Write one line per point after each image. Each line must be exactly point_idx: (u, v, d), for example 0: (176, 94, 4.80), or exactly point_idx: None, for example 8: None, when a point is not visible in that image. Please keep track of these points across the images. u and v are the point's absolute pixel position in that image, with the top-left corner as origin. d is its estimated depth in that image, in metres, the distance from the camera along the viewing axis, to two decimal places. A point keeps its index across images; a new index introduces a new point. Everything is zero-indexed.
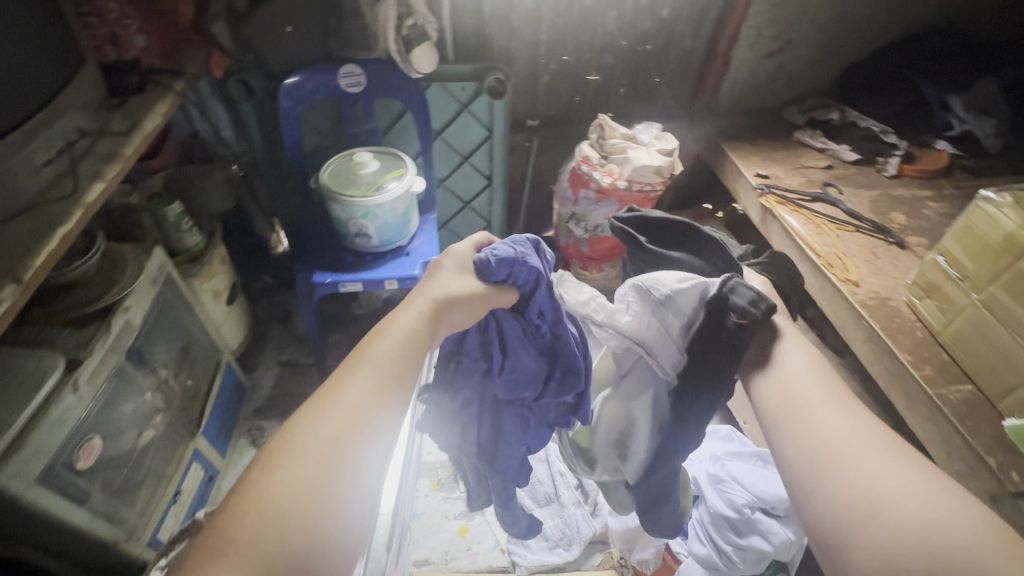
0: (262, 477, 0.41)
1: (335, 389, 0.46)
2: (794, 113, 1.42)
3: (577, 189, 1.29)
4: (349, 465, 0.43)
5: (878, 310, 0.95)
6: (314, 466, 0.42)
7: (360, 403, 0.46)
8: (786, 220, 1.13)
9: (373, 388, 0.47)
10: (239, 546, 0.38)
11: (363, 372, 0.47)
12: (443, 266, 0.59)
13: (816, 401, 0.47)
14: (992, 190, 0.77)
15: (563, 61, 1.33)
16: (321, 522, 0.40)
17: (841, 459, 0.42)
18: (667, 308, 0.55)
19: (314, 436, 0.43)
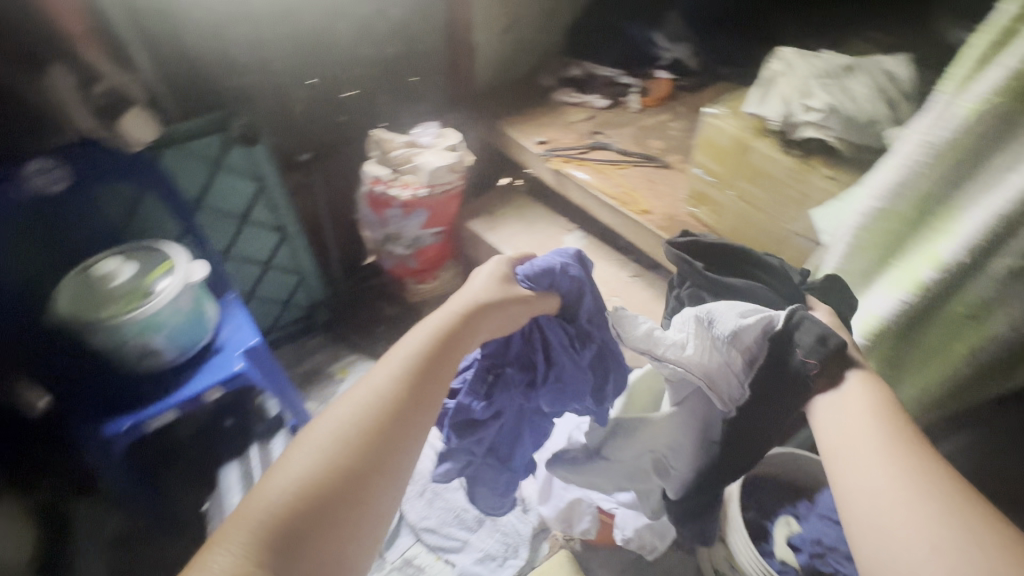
0: (304, 441, 0.51)
1: (373, 376, 0.56)
2: (545, 75, 1.53)
3: (381, 210, 1.23)
4: (381, 431, 0.51)
5: (671, 226, 1.10)
6: (354, 422, 0.51)
7: (394, 382, 0.55)
8: (575, 176, 1.22)
9: (406, 370, 0.56)
10: (283, 489, 0.46)
11: (399, 357, 0.57)
12: (483, 271, 0.72)
13: (861, 443, 0.52)
14: (712, 106, 0.94)
15: (310, 85, 1.22)
16: (354, 467, 0.49)
17: (890, 505, 0.47)
18: (730, 344, 0.62)
19: (357, 400, 0.53)
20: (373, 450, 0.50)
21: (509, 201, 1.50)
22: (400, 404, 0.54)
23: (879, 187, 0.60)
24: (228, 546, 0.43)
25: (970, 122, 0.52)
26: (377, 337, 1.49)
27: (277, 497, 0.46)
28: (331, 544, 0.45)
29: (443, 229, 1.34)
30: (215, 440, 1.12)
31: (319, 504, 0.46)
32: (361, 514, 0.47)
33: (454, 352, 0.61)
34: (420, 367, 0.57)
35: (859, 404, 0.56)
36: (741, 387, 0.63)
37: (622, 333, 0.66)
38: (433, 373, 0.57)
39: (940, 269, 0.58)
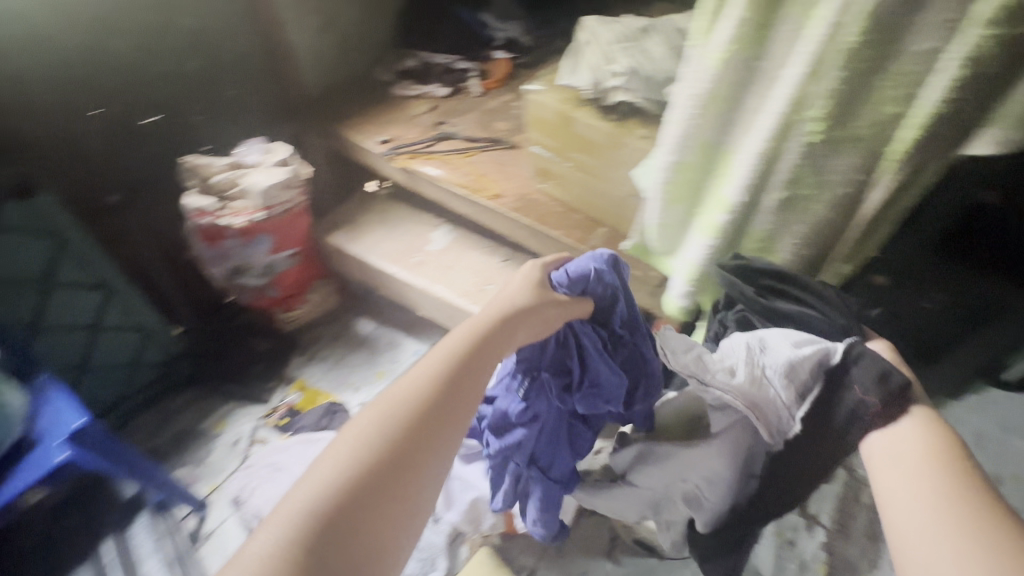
0: (346, 433, 0.49)
1: (412, 371, 0.55)
2: (382, 71, 1.46)
3: (217, 242, 1.11)
4: (423, 425, 0.50)
5: (524, 206, 1.09)
6: (396, 415, 0.50)
7: (433, 380, 0.54)
8: (424, 171, 1.18)
9: (446, 368, 0.55)
10: (329, 479, 0.45)
11: (438, 356, 0.56)
12: (526, 271, 0.72)
13: (917, 488, 0.45)
14: (532, 83, 0.94)
15: (94, 115, 1.04)
16: (392, 462, 0.47)
17: (935, 539, 0.42)
18: (785, 373, 0.56)
19: (399, 395, 0.52)
20: (411, 447, 0.49)
21: (370, 208, 1.43)
22: (442, 404, 0.52)
23: (670, 143, 0.61)
24: (272, 526, 0.42)
25: (718, 73, 0.52)
26: (254, 378, 1.37)
27: (314, 491, 0.44)
28: (372, 535, 0.44)
29: (298, 250, 1.24)
30: (81, 534, 1.04)
31: (360, 496, 0.45)
32: (399, 512, 0.46)
33: (493, 353, 0.60)
34: (459, 368, 0.56)
35: (919, 445, 0.48)
36: (791, 420, 0.57)
37: (670, 358, 0.62)
38: (473, 373, 0.56)
39: (728, 213, 0.58)
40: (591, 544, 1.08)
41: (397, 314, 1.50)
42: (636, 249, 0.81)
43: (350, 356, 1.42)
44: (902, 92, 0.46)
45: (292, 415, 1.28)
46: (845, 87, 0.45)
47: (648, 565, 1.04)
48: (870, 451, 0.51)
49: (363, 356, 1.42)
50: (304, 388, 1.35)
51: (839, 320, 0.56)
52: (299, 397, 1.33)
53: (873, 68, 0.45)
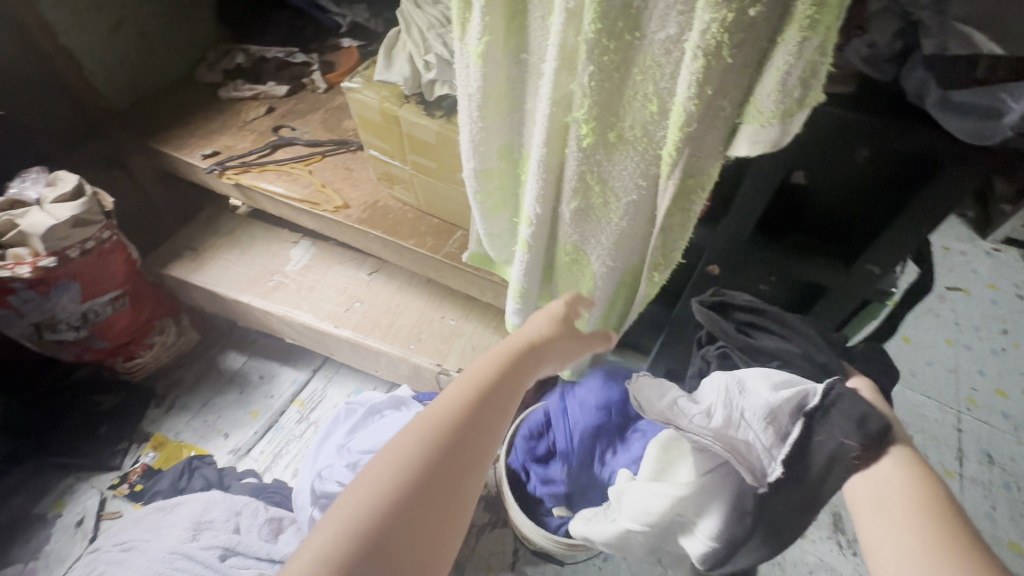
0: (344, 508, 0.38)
1: (424, 421, 0.44)
2: (206, 72, 1.27)
3: (2, 299, 0.92)
4: (437, 495, 0.40)
5: (372, 216, 0.99)
6: (434, 432, 0.43)
7: (473, 393, 0.47)
8: (260, 185, 1.04)
9: (463, 420, 0.44)
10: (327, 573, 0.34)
11: (477, 369, 0.49)
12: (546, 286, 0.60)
13: (901, 535, 0.38)
14: (349, 80, 0.83)
15: None
16: (426, 503, 0.39)
17: None
18: (769, 419, 0.50)
19: (416, 448, 0.42)
20: (448, 473, 0.41)
21: (215, 230, 1.26)
22: (483, 425, 0.45)
23: (466, 150, 0.53)
24: None
25: (482, 69, 0.44)
26: (101, 441, 1.17)
27: (339, 542, 0.36)
28: None
29: (121, 291, 1.06)
30: None
31: (395, 527, 0.37)
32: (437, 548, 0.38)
33: (536, 364, 0.53)
34: (499, 384, 0.48)
35: (897, 486, 0.42)
36: (774, 464, 0.48)
37: (643, 401, 0.57)
38: (512, 389, 0.49)
39: (530, 225, 0.51)
40: (493, 561, 1.03)
41: (269, 342, 1.36)
42: (477, 261, 0.74)
43: (218, 398, 1.26)
44: (655, 90, 0.39)
45: (147, 480, 1.12)
46: (599, 84, 0.38)
47: (551, 572, 1.01)
48: (850, 497, 0.44)
49: (233, 396, 1.27)
50: (162, 444, 1.18)
51: (817, 356, 0.54)
52: (156, 456, 1.17)
53: (625, 60, 0.38)
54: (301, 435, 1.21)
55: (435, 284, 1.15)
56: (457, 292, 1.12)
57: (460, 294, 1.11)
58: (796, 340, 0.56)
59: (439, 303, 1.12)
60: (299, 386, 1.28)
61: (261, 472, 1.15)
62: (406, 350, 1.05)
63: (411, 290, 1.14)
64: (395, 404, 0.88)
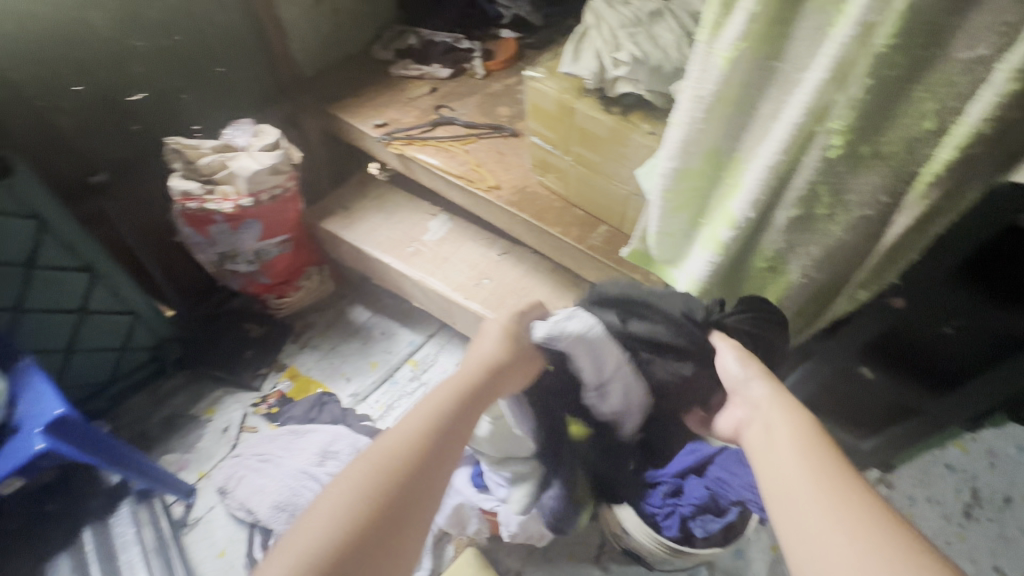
0: (309, 516, 0.47)
1: (383, 442, 0.53)
2: (379, 49, 1.38)
3: (204, 229, 1.07)
4: (398, 501, 0.49)
5: (521, 200, 1.04)
6: (380, 477, 0.50)
7: (419, 438, 0.53)
8: (419, 158, 1.13)
9: (420, 440, 0.53)
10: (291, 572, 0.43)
11: (421, 413, 0.56)
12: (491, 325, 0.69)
13: (785, 449, 0.51)
14: (533, 69, 0.88)
15: (76, 93, 0.99)
16: (388, 515, 0.48)
17: (788, 487, 0.48)
18: (589, 358, 0.63)
19: (375, 464, 0.51)
20: (395, 510, 0.49)
21: (365, 192, 1.38)
22: (427, 467, 0.52)
23: (671, 148, 0.56)
24: None
25: (725, 72, 0.46)
26: (247, 362, 1.33)
27: (312, 544, 0.45)
28: None
29: (289, 236, 1.20)
30: None
31: (350, 563, 0.45)
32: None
33: (477, 403, 0.60)
34: (441, 428, 0.55)
35: (787, 428, 0.53)
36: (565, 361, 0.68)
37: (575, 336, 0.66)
38: (452, 435, 0.56)
39: (733, 228, 0.55)
40: (577, 549, 1.05)
41: (392, 303, 1.46)
42: (636, 255, 0.75)
43: (342, 345, 1.39)
44: (938, 109, 0.41)
45: (282, 404, 1.26)
46: (871, 97, 0.41)
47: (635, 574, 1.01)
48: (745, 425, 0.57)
49: (356, 345, 1.39)
50: (296, 375, 1.33)
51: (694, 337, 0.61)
52: (290, 385, 1.31)
53: (915, 73, 0.40)
54: (411, 392, 1.30)
55: (560, 273, 1.19)
56: (581, 285, 1.16)
57: (583, 286, 1.14)
58: (665, 324, 0.62)
59: (563, 292, 1.15)
60: (414, 347, 1.38)
61: (375, 419, 1.25)
62: None
63: (537, 276, 1.19)
64: None
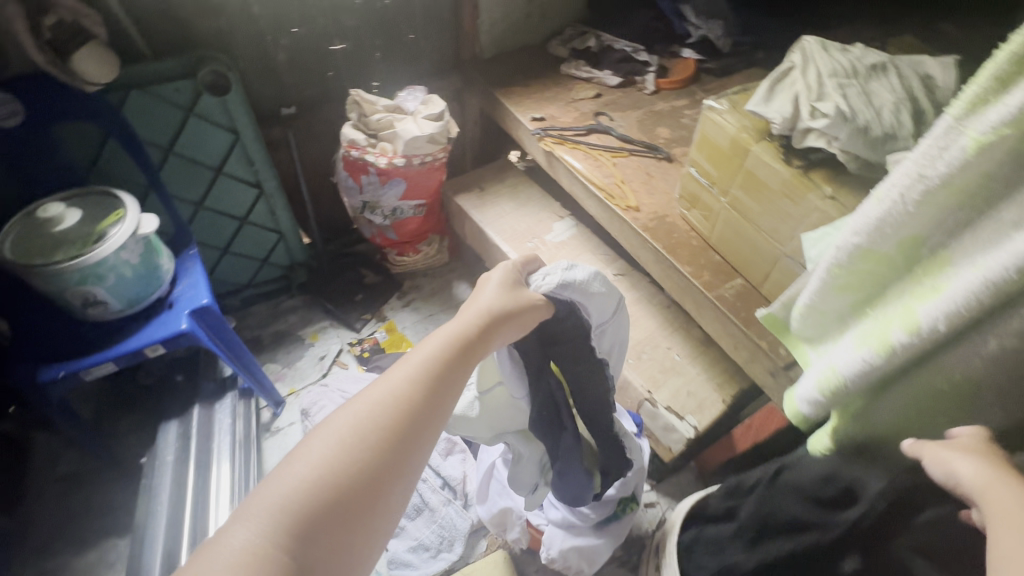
0: (306, 446, 0.44)
1: (381, 379, 0.49)
2: (556, 45, 1.39)
3: (357, 176, 1.15)
4: (401, 439, 0.46)
5: (657, 229, 0.98)
6: (372, 419, 0.45)
7: (410, 394, 0.48)
8: (566, 160, 1.12)
9: (421, 378, 0.49)
10: (284, 496, 0.40)
11: (410, 366, 0.50)
12: (490, 278, 0.63)
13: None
14: (716, 99, 0.83)
15: (294, 34, 1.13)
16: (393, 448, 0.45)
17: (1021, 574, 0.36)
18: (596, 303, 0.66)
19: (375, 401, 0.47)
20: (378, 473, 0.44)
21: (503, 179, 1.41)
22: (428, 404, 0.48)
23: (860, 223, 0.49)
24: (249, 520, 0.39)
25: (969, 158, 0.39)
26: (355, 305, 1.41)
27: (312, 473, 0.42)
28: (342, 549, 0.40)
29: (424, 202, 1.26)
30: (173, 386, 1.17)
31: (345, 500, 0.41)
32: (372, 523, 0.42)
33: (475, 355, 0.55)
34: (449, 365, 0.52)
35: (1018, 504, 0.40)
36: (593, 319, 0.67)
37: (589, 286, 0.64)
38: (461, 372, 0.52)
39: (911, 332, 0.46)
40: None
41: None
42: (773, 322, 0.67)
43: (442, 315, 1.41)
44: None
45: (374, 352, 1.31)
46: None
47: None
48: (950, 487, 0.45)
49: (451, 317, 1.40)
50: (392, 330, 1.36)
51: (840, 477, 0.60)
52: (385, 337, 1.35)
53: None
54: None
55: (673, 311, 1.12)
56: (690, 331, 1.08)
57: (691, 334, 1.07)
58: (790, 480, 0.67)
59: (670, 332, 1.08)
60: None
61: None
62: (623, 361, 1.04)
63: (646, 309, 1.13)
64: None
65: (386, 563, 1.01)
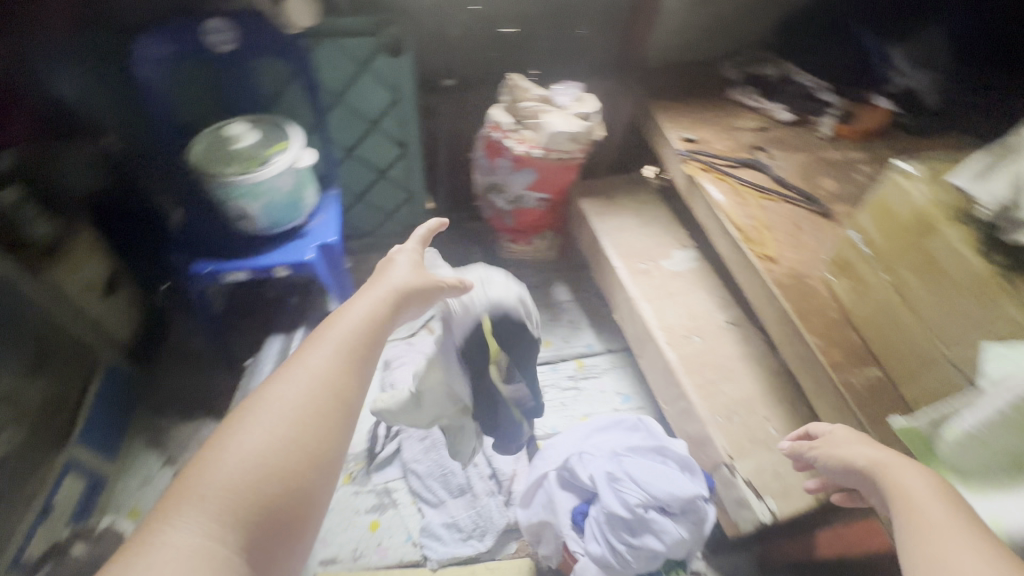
0: (234, 435, 0.48)
1: (301, 361, 0.54)
2: (729, 66, 1.29)
3: (493, 158, 1.17)
4: (327, 421, 0.51)
5: (792, 288, 0.88)
6: (300, 407, 0.50)
7: (331, 375, 0.53)
8: (707, 190, 1.04)
9: (338, 361, 0.54)
10: (221, 484, 0.44)
11: (326, 349, 0.55)
12: (397, 262, 0.71)
13: (925, 497, 0.52)
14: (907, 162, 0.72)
15: (472, 12, 1.17)
16: (319, 429, 0.50)
17: (921, 530, 0.49)
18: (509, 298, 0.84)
19: (300, 387, 0.51)
20: (311, 456, 0.49)
21: (633, 192, 1.35)
22: (348, 384, 0.54)
23: None
24: (192, 516, 0.43)
25: None
26: None
27: (245, 463, 0.46)
28: (286, 530, 0.46)
29: (548, 197, 1.26)
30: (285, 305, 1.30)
31: (281, 484, 0.46)
32: (309, 501, 0.48)
33: (379, 335, 0.60)
34: (362, 345, 0.57)
35: (915, 480, 0.54)
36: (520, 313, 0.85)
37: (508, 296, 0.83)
38: (373, 351, 0.58)
39: None
40: None
41: (593, 299, 1.43)
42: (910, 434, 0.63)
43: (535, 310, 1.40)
44: None
45: None
46: None
47: None
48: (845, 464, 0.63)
49: (543, 316, 1.39)
50: None
51: None
52: None
53: None
54: (564, 391, 1.26)
55: (782, 380, 1.01)
56: (796, 408, 0.96)
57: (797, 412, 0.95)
58: None
59: (773, 402, 0.97)
60: (590, 351, 1.33)
61: None
62: (711, 417, 0.95)
63: (753, 369, 1.02)
64: (680, 465, 0.81)
65: (419, 529, 1.04)
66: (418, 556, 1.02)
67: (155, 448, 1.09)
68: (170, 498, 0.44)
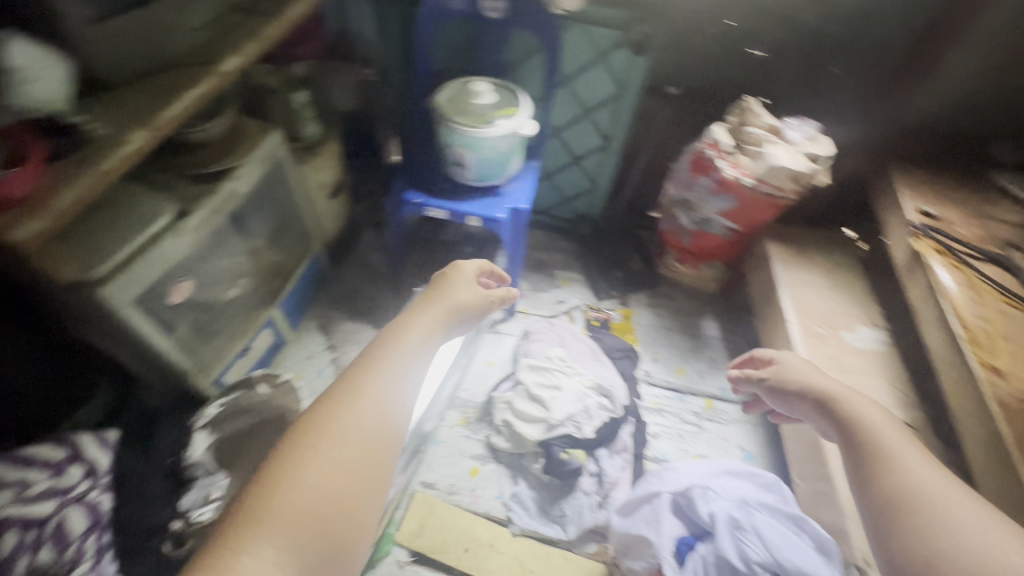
0: (295, 466, 0.50)
1: (357, 388, 0.57)
2: (1003, 148, 1.12)
3: (697, 174, 1.15)
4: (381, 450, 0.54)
5: (1017, 413, 0.75)
6: (358, 435, 0.53)
7: (385, 403, 0.57)
8: (935, 272, 0.92)
9: (389, 390, 0.58)
10: (286, 508, 0.47)
11: (380, 376, 0.59)
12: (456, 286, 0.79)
13: (883, 430, 0.64)
14: None
15: (726, 27, 1.15)
16: (373, 454, 0.54)
17: (886, 461, 0.60)
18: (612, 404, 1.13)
19: (359, 415, 0.55)
20: (365, 485, 0.52)
21: (830, 251, 1.24)
22: (397, 413, 0.58)
23: None
24: (264, 542, 0.45)
25: None
26: (611, 278, 1.47)
27: (310, 491, 0.48)
28: (342, 555, 0.48)
29: (737, 228, 1.21)
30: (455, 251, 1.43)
31: (339, 511, 0.49)
32: (360, 529, 0.51)
33: (425, 361, 0.65)
34: (409, 374, 0.61)
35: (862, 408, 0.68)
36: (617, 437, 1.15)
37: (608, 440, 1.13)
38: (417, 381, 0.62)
39: None
40: None
41: (744, 346, 1.35)
42: None
43: (678, 335, 1.36)
44: None
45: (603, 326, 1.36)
46: None
47: None
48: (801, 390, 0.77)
49: (685, 344, 1.35)
50: (628, 318, 1.39)
51: None
52: (619, 320, 1.38)
53: None
54: (686, 424, 1.21)
55: None
56: None
57: None
58: None
59: None
60: (724, 396, 1.26)
61: (643, 405, 1.24)
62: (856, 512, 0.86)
63: None
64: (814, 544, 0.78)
65: (512, 492, 1.10)
66: (504, 515, 1.07)
67: (325, 333, 1.28)
68: (228, 531, 0.46)
